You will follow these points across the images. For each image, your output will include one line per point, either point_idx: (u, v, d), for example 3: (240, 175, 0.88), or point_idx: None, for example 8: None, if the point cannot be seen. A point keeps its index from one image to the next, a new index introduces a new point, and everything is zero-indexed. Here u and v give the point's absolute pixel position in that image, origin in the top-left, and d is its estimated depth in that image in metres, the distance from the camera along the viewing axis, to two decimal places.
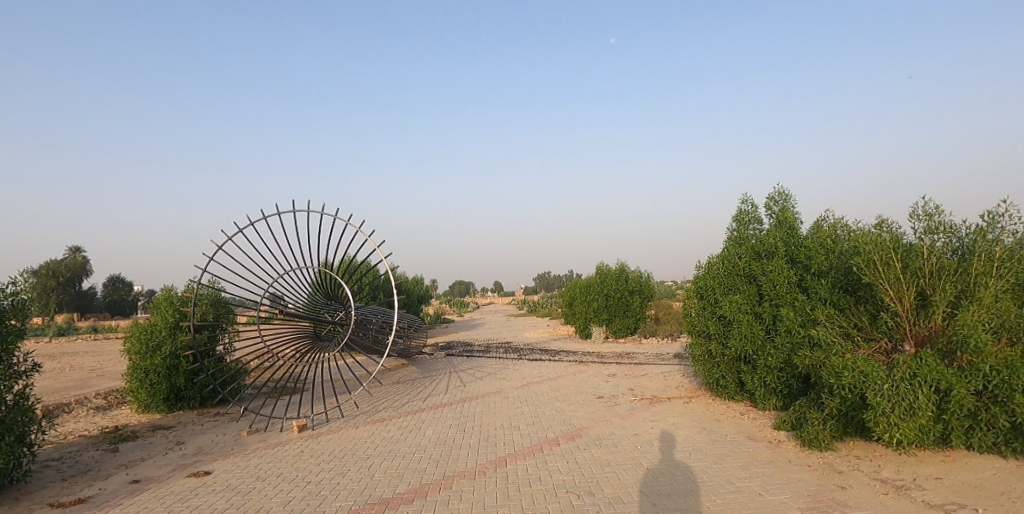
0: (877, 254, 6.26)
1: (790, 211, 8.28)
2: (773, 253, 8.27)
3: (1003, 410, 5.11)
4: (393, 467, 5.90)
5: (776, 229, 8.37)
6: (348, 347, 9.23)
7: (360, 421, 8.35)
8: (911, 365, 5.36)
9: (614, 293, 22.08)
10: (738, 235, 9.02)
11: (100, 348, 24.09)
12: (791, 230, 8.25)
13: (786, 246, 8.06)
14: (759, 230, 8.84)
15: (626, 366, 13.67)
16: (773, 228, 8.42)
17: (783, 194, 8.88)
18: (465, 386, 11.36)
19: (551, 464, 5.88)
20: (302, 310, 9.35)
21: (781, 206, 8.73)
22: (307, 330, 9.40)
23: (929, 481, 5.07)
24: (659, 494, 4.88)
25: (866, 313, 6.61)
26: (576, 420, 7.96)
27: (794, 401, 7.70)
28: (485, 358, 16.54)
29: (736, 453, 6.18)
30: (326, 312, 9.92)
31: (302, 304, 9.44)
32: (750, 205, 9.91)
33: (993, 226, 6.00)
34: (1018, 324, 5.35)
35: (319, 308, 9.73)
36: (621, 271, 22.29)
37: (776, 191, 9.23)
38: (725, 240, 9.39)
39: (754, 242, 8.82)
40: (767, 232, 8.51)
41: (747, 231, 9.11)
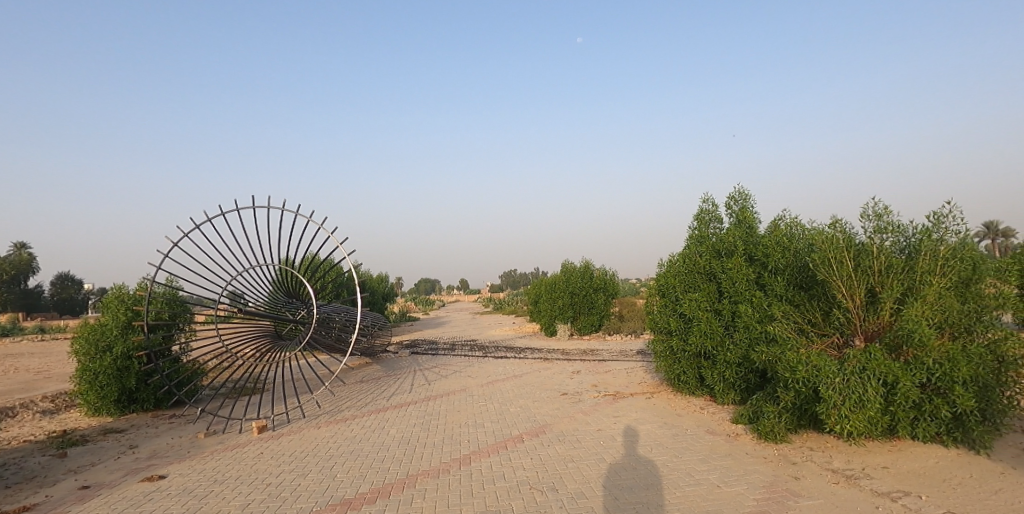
0: (831, 253, 6.49)
1: (749, 211, 8.48)
2: (732, 252, 8.45)
3: (944, 402, 5.35)
4: (357, 468, 5.79)
5: (736, 228, 8.54)
6: (309, 345, 9.00)
7: (322, 420, 8.20)
8: (860, 359, 5.54)
9: (579, 290, 22.25)
10: (700, 235, 9.16)
11: (37, 351, 22.84)
12: (749, 229, 8.45)
13: (745, 245, 8.25)
14: (719, 230, 9.02)
15: (589, 364, 13.82)
16: (732, 227, 8.60)
17: (742, 194, 9.07)
18: (428, 385, 11.30)
19: (515, 461, 5.88)
20: (263, 310, 9.02)
21: (740, 207, 8.91)
22: (267, 329, 9.13)
23: (876, 470, 5.30)
24: (620, 488, 4.95)
25: (819, 309, 6.84)
26: (541, 416, 8.02)
27: (752, 396, 7.88)
28: (452, 356, 16.49)
29: (695, 446, 6.36)
30: (286, 311, 9.59)
31: (263, 303, 9.10)
32: (710, 205, 10.09)
33: (938, 226, 6.20)
34: (957, 319, 5.66)
35: (279, 307, 9.38)
36: (585, 269, 22.51)
37: (736, 191, 9.43)
38: (686, 239, 9.52)
39: (714, 242, 8.97)
40: (727, 232, 8.70)
41: (708, 231, 9.28)
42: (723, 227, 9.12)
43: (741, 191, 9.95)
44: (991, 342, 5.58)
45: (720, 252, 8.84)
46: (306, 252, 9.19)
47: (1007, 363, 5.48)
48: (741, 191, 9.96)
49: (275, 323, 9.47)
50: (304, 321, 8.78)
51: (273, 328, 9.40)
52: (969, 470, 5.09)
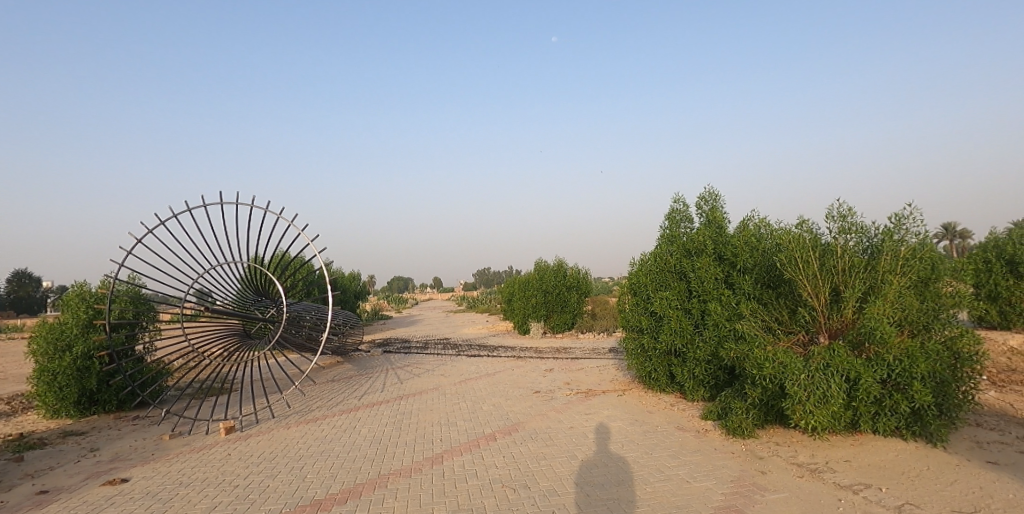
0: (797, 253, 6.65)
1: (718, 211, 8.59)
2: (702, 251, 8.55)
3: (904, 397, 5.53)
4: (327, 468, 5.72)
5: (706, 227, 8.66)
6: (279, 344, 8.83)
7: (292, 420, 8.07)
8: (824, 356, 5.70)
9: (552, 289, 22.39)
10: (670, 234, 9.23)
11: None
12: (719, 229, 8.56)
13: (714, 244, 8.37)
14: (689, 229, 9.09)
15: (562, 362, 13.91)
16: (702, 227, 8.69)
17: (712, 194, 9.18)
18: (401, 384, 11.21)
19: (487, 459, 5.87)
20: (231, 308, 8.80)
21: (710, 207, 9.02)
22: (235, 328, 8.91)
23: (839, 464, 5.44)
24: (592, 485, 4.99)
25: (785, 307, 6.99)
26: (514, 415, 8.03)
27: (720, 392, 8.02)
28: (425, 355, 16.40)
29: (665, 442, 6.45)
30: (255, 310, 9.37)
31: (232, 301, 8.88)
32: (680, 204, 10.17)
33: (899, 227, 6.37)
34: (916, 317, 5.86)
35: (248, 306, 9.16)
36: (558, 267, 22.64)
37: (707, 192, 9.55)
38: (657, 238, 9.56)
39: (685, 241, 9.05)
40: (697, 231, 8.78)
41: (678, 230, 9.36)
42: (694, 226, 9.21)
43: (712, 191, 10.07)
44: (948, 339, 5.79)
45: (690, 251, 8.93)
46: (276, 250, 9.00)
47: (963, 359, 5.68)
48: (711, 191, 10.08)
49: (244, 322, 9.25)
50: (274, 320, 8.59)
51: (242, 327, 9.18)
52: (926, 463, 5.27)
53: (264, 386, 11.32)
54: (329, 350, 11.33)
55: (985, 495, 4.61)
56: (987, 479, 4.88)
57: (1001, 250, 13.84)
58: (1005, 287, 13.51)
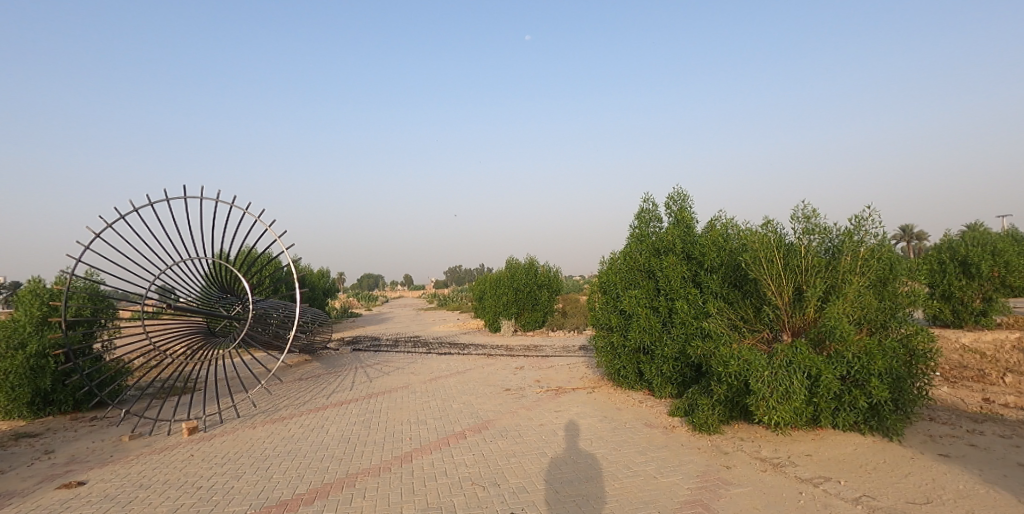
0: (762, 252, 6.80)
1: (686, 210, 8.70)
2: (670, 250, 8.65)
3: (862, 393, 5.71)
4: (293, 468, 5.62)
5: (675, 227, 8.77)
6: (245, 342, 8.63)
7: (258, 420, 7.91)
8: (787, 353, 5.85)
9: (523, 287, 22.47)
10: (639, 233, 9.31)
11: None
12: (687, 229, 8.67)
13: (682, 243, 8.48)
14: (658, 228, 9.18)
15: (532, 359, 13.98)
16: (671, 226, 8.78)
17: (680, 194, 9.29)
18: (370, 382, 11.11)
19: (457, 457, 5.86)
20: (195, 305, 8.54)
21: (679, 207, 9.12)
22: (199, 325, 8.66)
23: (801, 458, 5.60)
24: (561, 481, 5.02)
25: (751, 306, 7.17)
26: (484, 412, 8.04)
27: (687, 389, 8.16)
28: (395, 353, 16.26)
29: (633, 438, 6.54)
30: (220, 307, 9.12)
31: (196, 299, 8.62)
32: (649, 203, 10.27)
33: (859, 229, 6.55)
34: (875, 315, 6.07)
35: (212, 303, 8.90)
36: (530, 265, 22.74)
37: (676, 192, 9.69)
38: (627, 237, 9.62)
39: (653, 240, 9.14)
40: (665, 230, 8.87)
41: (647, 229, 9.44)
42: (663, 226, 9.30)
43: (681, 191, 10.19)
44: (904, 337, 6.01)
45: (659, 250, 9.02)
46: (243, 246, 8.76)
47: (918, 356, 5.90)
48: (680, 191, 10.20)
49: (208, 320, 8.99)
50: (239, 318, 8.37)
51: (206, 325, 8.92)
52: (883, 456, 5.46)
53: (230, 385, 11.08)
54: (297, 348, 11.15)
55: (937, 486, 4.81)
56: (939, 471, 5.09)
57: (954, 251, 14.50)
58: (957, 287, 14.14)
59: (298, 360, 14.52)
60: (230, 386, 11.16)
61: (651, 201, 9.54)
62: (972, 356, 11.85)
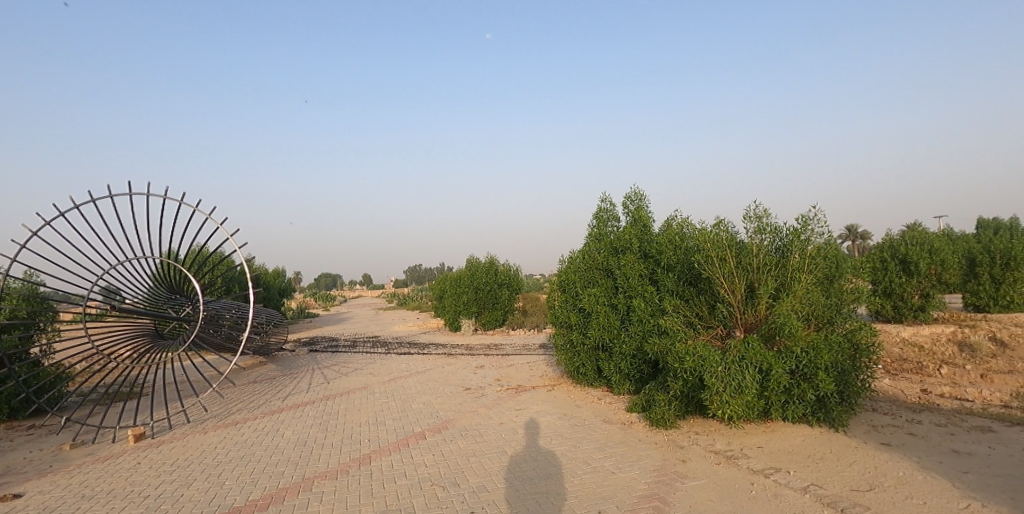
0: (715, 251, 6.97)
1: (643, 210, 8.85)
2: (628, 249, 8.78)
3: (810, 386, 5.93)
4: (246, 474, 5.46)
5: (632, 226, 8.89)
6: (196, 345, 8.32)
7: (210, 425, 7.65)
8: (740, 349, 6.03)
9: (483, 286, 22.50)
10: (598, 232, 9.41)
11: None
12: (644, 227, 8.82)
13: (640, 242, 8.62)
14: (616, 227, 9.31)
15: (493, 358, 13.99)
16: (629, 225, 8.91)
17: (638, 194, 9.43)
18: (328, 384, 10.89)
19: (416, 458, 5.81)
20: (142, 306, 8.17)
21: (636, 206, 9.26)
22: (146, 327, 8.28)
23: (753, 450, 5.78)
24: (521, 479, 5.04)
25: (705, 304, 7.35)
26: (443, 412, 7.99)
27: (644, 385, 8.31)
28: (354, 354, 16.00)
29: (592, 435, 6.62)
30: (169, 308, 8.72)
31: (143, 299, 8.25)
32: (607, 203, 10.39)
33: (806, 228, 6.80)
34: (821, 312, 6.33)
35: (161, 304, 8.53)
36: (490, 264, 22.78)
37: (633, 192, 9.84)
38: (586, 236, 9.72)
39: (612, 239, 9.26)
40: (623, 230, 9.00)
41: (606, 228, 9.55)
42: (621, 225, 9.43)
43: (639, 191, 10.36)
44: (849, 331, 6.28)
45: (617, 249, 9.14)
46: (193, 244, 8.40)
47: (862, 350, 6.18)
48: (639, 191, 10.36)
49: (156, 321, 8.62)
50: (190, 319, 8.06)
51: (153, 327, 8.54)
52: (829, 446, 5.70)
53: (181, 389, 10.67)
54: (251, 350, 10.83)
55: (879, 474, 5.04)
56: (881, 459, 5.34)
57: (895, 249, 15.29)
58: (897, 283, 14.86)
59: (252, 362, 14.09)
60: (181, 390, 10.75)
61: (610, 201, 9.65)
62: (911, 350, 12.67)
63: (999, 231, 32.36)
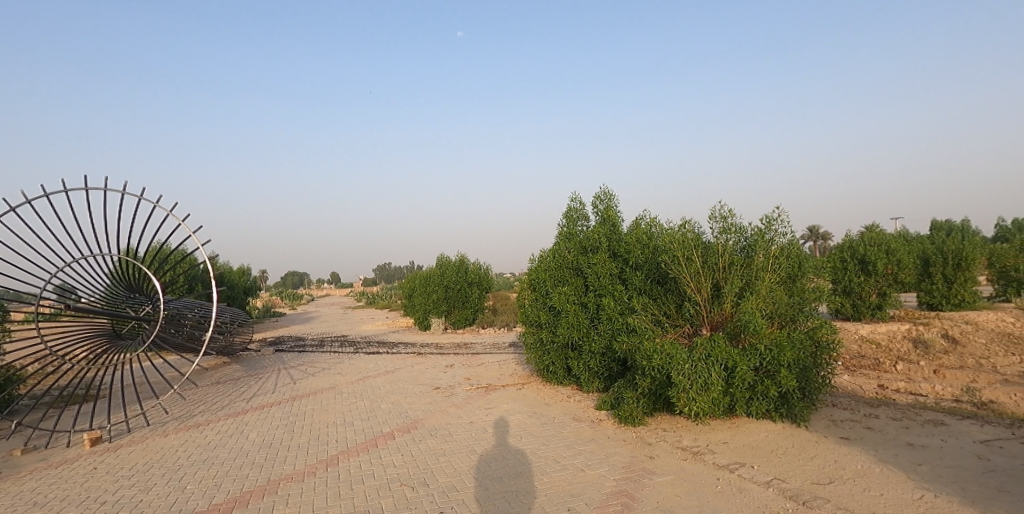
0: (682, 251, 7.10)
1: (613, 209, 8.95)
2: (598, 248, 8.86)
3: (773, 383, 6.08)
4: (208, 477, 5.32)
5: (602, 225, 8.98)
6: (156, 345, 8.05)
7: (171, 428, 7.43)
8: (706, 346, 6.15)
9: (453, 284, 22.43)
10: (568, 231, 9.47)
11: None
12: (613, 227, 8.92)
13: (609, 241, 8.72)
14: (586, 227, 9.39)
15: (463, 357, 13.97)
16: (598, 225, 9.00)
17: (607, 193, 9.53)
18: (295, 384, 10.70)
19: (385, 458, 5.75)
20: (99, 306, 7.86)
21: (605, 206, 9.35)
22: (104, 327, 7.98)
23: (718, 445, 5.90)
24: (491, 478, 5.04)
25: (673, 302, 7.48)
26: (413, 412, 7.93)
27: (613, 383, 8.40)
28: (321, 354, 15.74)
29: (562, 433, 6.66)
30: (127, 308, 8.41)
31: (100, 298, 7.94)
32: (578, 203, 10.46)
33: (770, 228, 6.98)
34: (784, 310, 6.51)
35: (119, 303, 8.23)
36: (461, 262, 22.72)
37: (603, 192, 9.94)
38: (556, 235, 9.78)
39: (581, 238, 9.33)
40: (593, 229, 9.08)
41: (576, 227, 9.62)
42: (590, 224, 9.51)
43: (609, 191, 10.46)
44: (810, 329, 6.45)
45: (586, 248, 9.22)
46: (153, 242, 8.12)
47: (823, 347, 6.36)
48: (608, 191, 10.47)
49: (113, 321, 8.31)
50: (150, 319, 7.80)
51: (111, 328, 8.22)
52: (791, 441, 5.86)
53: (141, 391, 10.34)
54: (215, 351, 10.55)
55: (839, 467, 5.20)
56: (840, 453, 5.52)
57: (854, 249, 15.79)
58: (856, 283, 15.37)
59: (215, 362, 13.73)
60: (141, 392, 10.41)
61: (580, 200, 9.72)
62: (868, 347, 13.14)
63: (952, 231, 33.80)
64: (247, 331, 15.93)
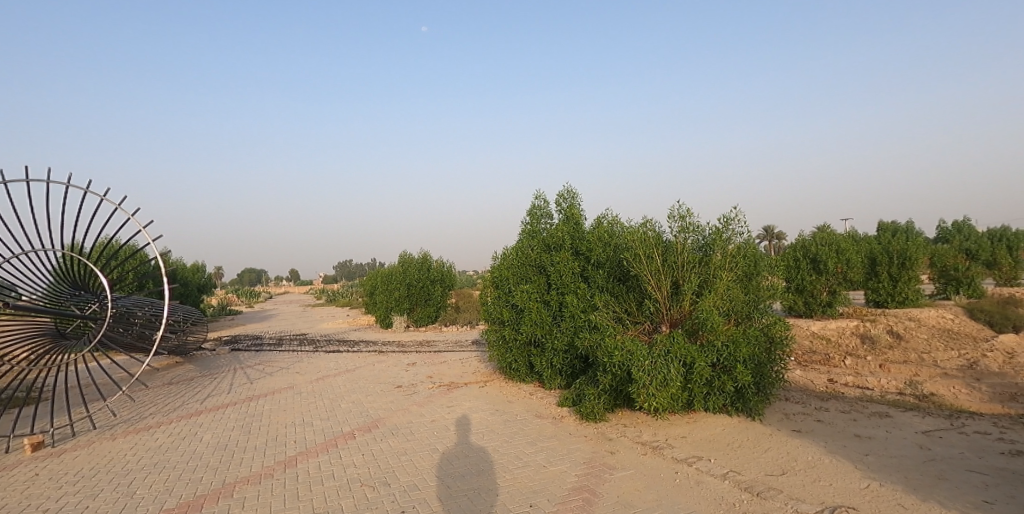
0: (643, 249, 7.22)
1: (576, 208, 9.05)
2: (561, 246, 8.93)
3: (729, 378, 6.26)
4: (158, 482, 5.13)
5: (565, 224, 9.06)
6: (104, 345, 7.72)
7: (119, 431, 7.14)
8: (666, 343, 6.29)
9: (416, 282, 22.27)
10: (531, 229, 9.51)
11: None
12: (576, 225, 9.01)
13: (571, 239, 8.80)
14: (549, 225, 9.46)
15: (426, 355, 13.89)
16: (561, 223, 9.07)
17: (571, 192, 9.60)
18: (252, 384, 10.44)
19: (345, 459, 5.67)
20: (40, 304, 7.47)
21: (569, 204, 9.43)
22: (46, 326, 7.60)
23: (677, 440, 6.04)
24: (453, 476, 5.03)
25: (634, 300, 7.62)
26: (374, 411, 7.84)
27: (575, 380, 8.51)
28: (279, 353, 15.37)
29: (524, 430, 6.70)
30: (72, 306, 8.02)
31: (41, 296, 7.54)
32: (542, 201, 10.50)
33: (727, 228, 7.17)
34: (740, 307, 6.72)
35: (62, 301, 7.85)
36: (424, 260, 22.57)
37: (566, 191, 10.03)
38: (520, 233, 9.82)
39: (545, 236, 9.39)
40: (556, 227, 9.15)
41: (539, 225, 9.66)
42: (554, 222, 9.58)
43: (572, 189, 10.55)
44: (765, 325, 6.66)
45: (549, 246, 9.28)
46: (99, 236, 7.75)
47: (777, 343, 6.58)
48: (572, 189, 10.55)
49: (56, 320, 7.93)
50: (96, 317, 7.46)
51: (53, 327, 7.82)
52: (746, 434, 6.05)
53: (88, 393, 9.90)
54: (167, 350, 10.17)
55: (791, 459, 5.39)
56: (793, 444, 5.73)
57: (806, 249, 16.39)
58: (808, 281, 15.96)
59: (166, 363, 13.23)
60: (86, 394, 9.95)
61: (544, 199, 9.79)
62: (819, 342, 13.68)
63: (895, 232, 35.57)
64: (202, 330, 15.39)
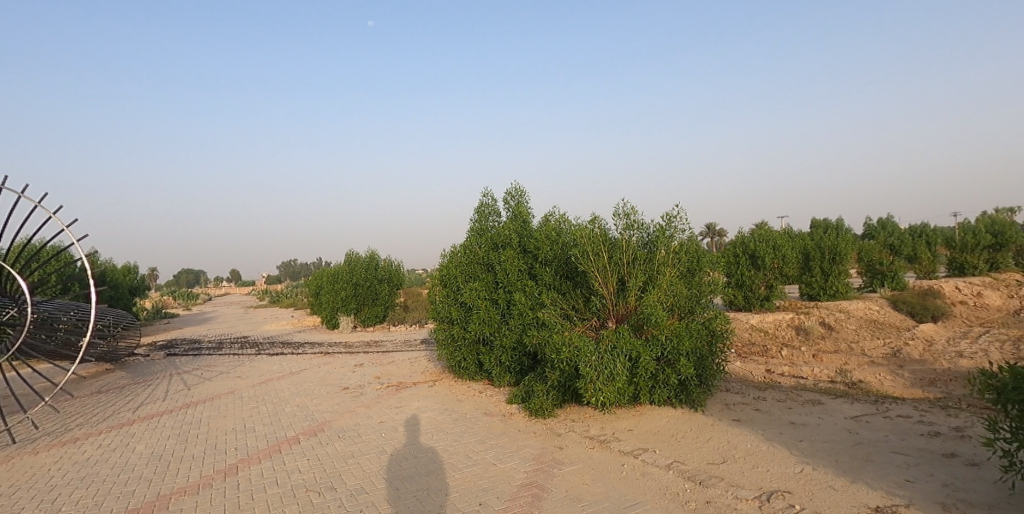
0: (590, 246, 7.35)
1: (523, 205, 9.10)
2: (509, 244, 8.98)
3: (673, 371, 6.48)
4: (82, 498, 4.85)
5: (513, 222, 9.11)
6: (23, 354, 7.23)
7: (41, 444, 6.72)
8: (612, 338, 6.44)
9: (363, 281, 21.90)
10: (480, 227, 9.50)
11: None
12: (524, 223, 9.07)
13: (519, 237, 8.86)
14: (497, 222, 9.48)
15: (374, 355, 13.71)
16: (509, 221, 9.10)
17: (519, 189, 9.65)
18: (189, 390, 10.02)
19: (289, 464, 5.55)
20: None
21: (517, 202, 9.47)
22: None
23: (623, 433, 6.21)
24: (402, 478, 5.01)
25: (581, 297, 7.74)
26: (320, 414, 7.68)
27: (524, 377, 8.60)
28: (219, 357, 14.77)
29: (473, 428, 6.71)
30: None
31: None
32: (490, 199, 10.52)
33: (670, 225, 7.41)
34: (683, 302, 6.97)
35: None
36: (371, 259, 22.20)
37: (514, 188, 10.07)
38: (468, 231, 9.80)
39: (493, 234, 9.40)
40: (504, 225, 9.19)
41: (487, 223, 9.66)
42: (502, 220, 9.60)
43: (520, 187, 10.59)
44: (706, 320, 6.92)
45: (497, 244, 9.31)
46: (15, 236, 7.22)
47: (717, 336, 6.86)
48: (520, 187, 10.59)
49: None
50: (14, 324, 6.98)
51: None
52: (689, 425, 6.28)
53: (7, 406, 9.23)
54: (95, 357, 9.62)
55: (731, 447, 5.63)
56: (733, 433, 5.99)
57: (745, 246, 17.08)
58: (747, 276, 16.66)
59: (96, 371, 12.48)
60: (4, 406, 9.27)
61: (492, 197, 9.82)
62: (758, 334, 14.47)
63: (823, 229, 37.71)
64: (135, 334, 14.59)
